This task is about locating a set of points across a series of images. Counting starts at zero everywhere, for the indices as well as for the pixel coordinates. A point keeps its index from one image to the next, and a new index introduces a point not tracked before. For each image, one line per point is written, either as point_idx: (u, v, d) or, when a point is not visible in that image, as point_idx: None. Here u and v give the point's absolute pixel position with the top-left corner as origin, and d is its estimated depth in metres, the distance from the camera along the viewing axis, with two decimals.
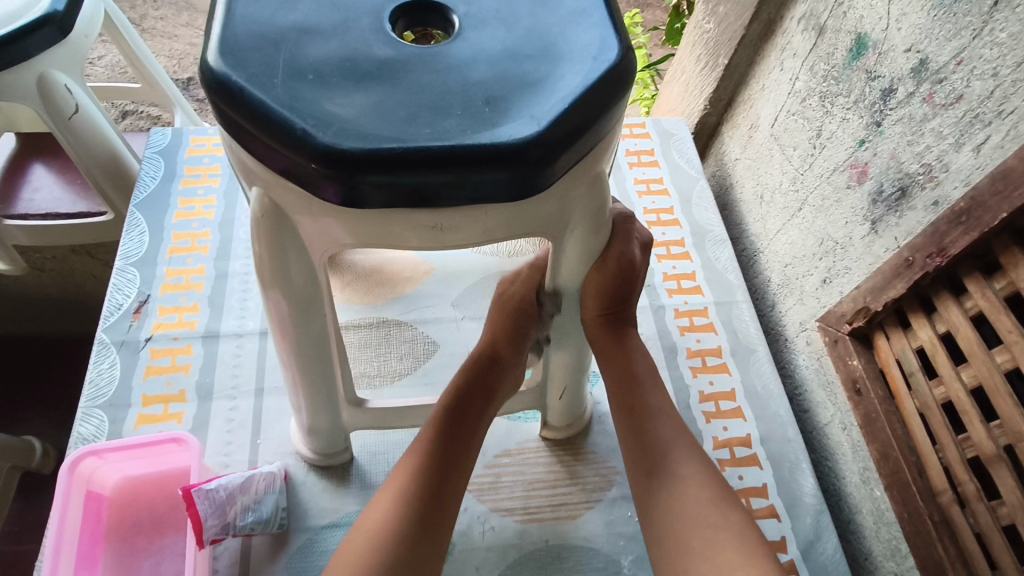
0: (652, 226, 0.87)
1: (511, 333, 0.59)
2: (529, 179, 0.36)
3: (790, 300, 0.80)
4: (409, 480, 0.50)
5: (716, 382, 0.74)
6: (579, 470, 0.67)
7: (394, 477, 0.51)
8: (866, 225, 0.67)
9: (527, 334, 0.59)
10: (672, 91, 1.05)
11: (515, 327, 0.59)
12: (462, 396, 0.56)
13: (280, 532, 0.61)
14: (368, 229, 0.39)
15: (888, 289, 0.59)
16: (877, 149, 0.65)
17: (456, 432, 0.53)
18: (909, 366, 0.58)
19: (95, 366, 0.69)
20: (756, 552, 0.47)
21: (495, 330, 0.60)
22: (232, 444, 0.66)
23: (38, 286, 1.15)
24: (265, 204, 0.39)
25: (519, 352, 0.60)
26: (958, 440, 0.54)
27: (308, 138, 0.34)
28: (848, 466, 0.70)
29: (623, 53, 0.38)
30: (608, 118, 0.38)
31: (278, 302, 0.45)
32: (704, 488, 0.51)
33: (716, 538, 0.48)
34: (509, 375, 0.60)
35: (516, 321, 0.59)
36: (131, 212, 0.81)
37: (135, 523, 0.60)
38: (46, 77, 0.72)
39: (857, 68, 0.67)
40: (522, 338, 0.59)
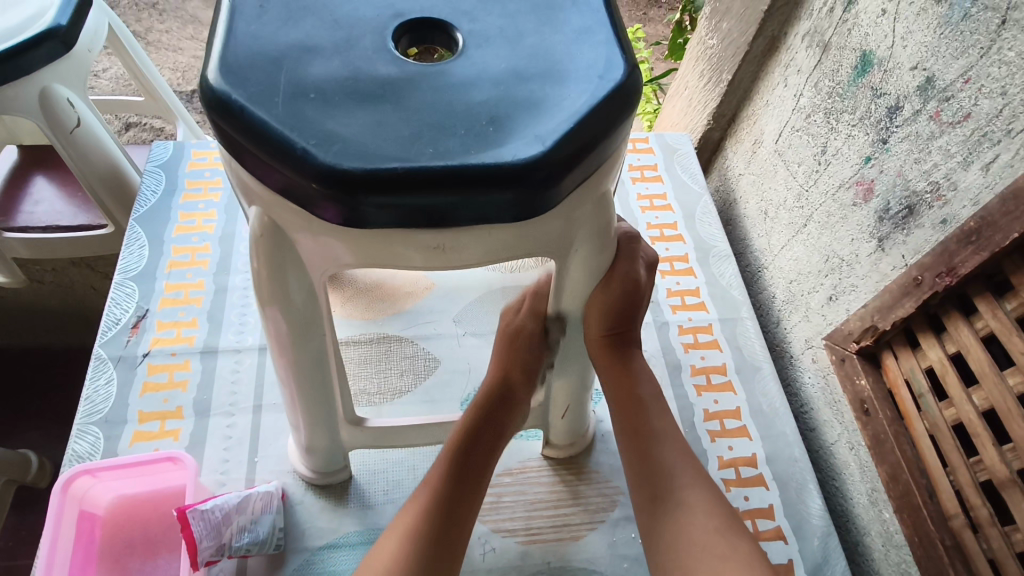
0: (656, 242, 0.87)
1: (522, 361, 0.58)
2: (534, 199, 0.35)
3: (795, 317, 0.80)
4: (417, 517, 0.49)
5: (721, 401, 0.73)
6: (582, 490, 0.66)
7: (402, 517, 0.50)
8: (872, 242, 0.66)
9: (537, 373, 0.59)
10: (675, 106, 1.05)
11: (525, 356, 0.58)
12: (471, 435, 0.55)
13: (277, 553, 0.60)
14: (369, 247, 0.38)
15: (896, 308, 0.58)
16: (883, 166, 0.65)
17: (466, 473, 0.52)
18: (918, 387, 0.57)
19: (91, 382, 0.68)
20: None
21: (506, 361, 0.59)
22: (229, 462, 0.65)
23: (37, 298, 1.14)
24: (264, 222, 0.38)
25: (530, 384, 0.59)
26: (970, 462, 0.53)
27: (309, 157, 0.33)
28: (856, 487, 0.69)
29: (629, 72, 0.38)
30: (614, 137, 0.37)
31: (276, 320, 0.44)
32: (710, 515, 0.50)
33: (724, 566, 0.47)
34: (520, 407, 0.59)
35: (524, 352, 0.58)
36: (132, 226, 0.81)
37: (127, 543, 0.58)
38: (49, 91, 0.72)
39: (862, 85, 0.67)
40: (533, 371, 0.58)
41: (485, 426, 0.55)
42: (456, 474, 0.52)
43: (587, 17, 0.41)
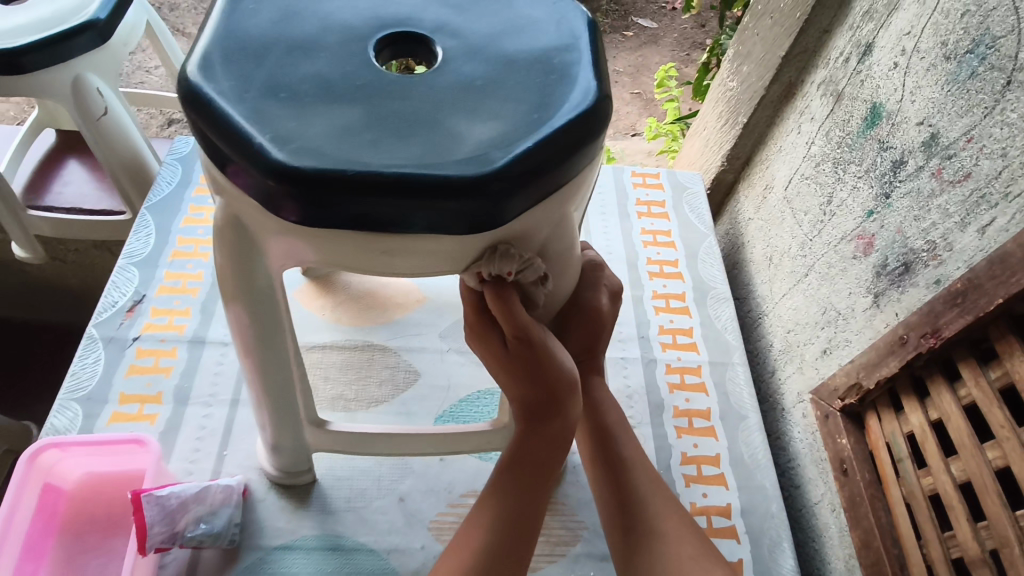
0: (653, 277, 0.86)
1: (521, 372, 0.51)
2: (487, 214, 0.36)
3: (789, 368, 0.77)
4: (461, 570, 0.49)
5: (701, 445, 0.71)
6: (546, 521, 0.64)
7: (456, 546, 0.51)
8: (868, 297, 0.64)
9: (538, 370, 0.50)
10: (693, 145, 1.04)
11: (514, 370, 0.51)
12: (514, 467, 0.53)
13: (231, 547, 0.60)
14: (325, 250, 0.38)
15: (881, 366, 0.56)
16: (884, 221, 0.63)
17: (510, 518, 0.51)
18: (898, 452, 0.55)
19: (80, 359, 0.70)
20: None
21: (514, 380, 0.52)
22: (199, 452, 0.66)
23: (59, 277, 1.19)
24: (228, 215, 0.39)
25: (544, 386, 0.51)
26: (944, 536, 0.50)
27: (264, 153, 0.34)
28: (834, 551, 0.66)
29: (598, 100, 0.38)
30: (577, 160, 0.38)
31: (239, 316, 0.45)
32: (684, 542, 0.49)
33: None
34: (554, 416, 0.52)
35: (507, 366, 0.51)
36: (143, 214, 0.83)
37: (88, 521, 0.59)
38: (80, 79, 0.75)
39: (870, 137, 0.66)
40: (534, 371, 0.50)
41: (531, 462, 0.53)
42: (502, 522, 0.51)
43: (570, 44, 0.41)
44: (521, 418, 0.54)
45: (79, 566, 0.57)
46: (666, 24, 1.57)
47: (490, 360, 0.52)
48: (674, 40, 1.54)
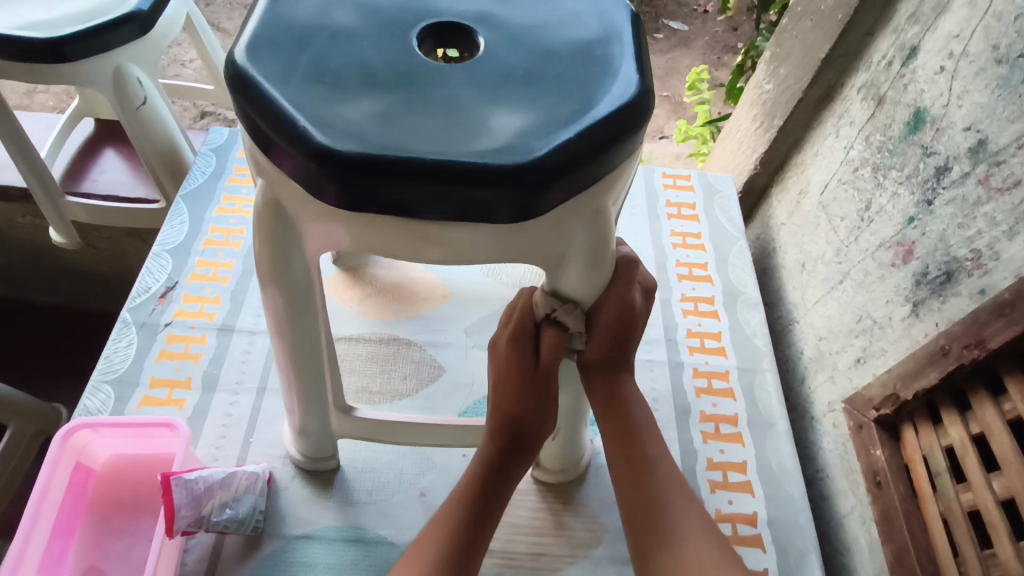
0: (683, 280, 0.85)
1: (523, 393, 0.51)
2: (524, 203, 0.35)
3: (821, 376, 0.76)
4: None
5: (728, 451, 0.70)
6: (568, 521, 0.64)
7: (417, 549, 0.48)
8: (907, 306, 0.63)
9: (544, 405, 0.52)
10: (725, 148, 1.03)
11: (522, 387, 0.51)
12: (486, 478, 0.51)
13: (254, 534, 0.60)
14: (363, 236, 0.39)
15: (920, 377, 0.54)
16: (926, 229, 0.62)
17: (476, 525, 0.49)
18: (935, 465, 0.54)
19: (113, 342, 0.71)
20: None
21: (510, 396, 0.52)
22: (225, 439, 0.66)
23: (92, 264, 1.22)
24: (267, 198, 0.40)
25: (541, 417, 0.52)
26: (983, 554, 0.49)
27: (306, 136, 0.34)
28: (863, 565, 0.64)
29: (640, 93, 0.38)
30: (616, 153, 0.37)
31: (274, 300, 0.45)
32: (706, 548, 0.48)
33: None
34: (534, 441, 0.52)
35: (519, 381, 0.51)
36: (177, 202, 0.84)
37: (116, 502, 0.60)
38: (120, 69, 0.76)
39: (913, 142, 0.64)
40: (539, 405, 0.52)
41: (497, 486, 0.51)
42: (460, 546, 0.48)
43: (612, 37, 0.41)
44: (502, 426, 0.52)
45: (107, 547, 0.58)
46: (698, 27, 1.55)
47: (502, 371, 0.52)
48: (706, 43, 1.52)
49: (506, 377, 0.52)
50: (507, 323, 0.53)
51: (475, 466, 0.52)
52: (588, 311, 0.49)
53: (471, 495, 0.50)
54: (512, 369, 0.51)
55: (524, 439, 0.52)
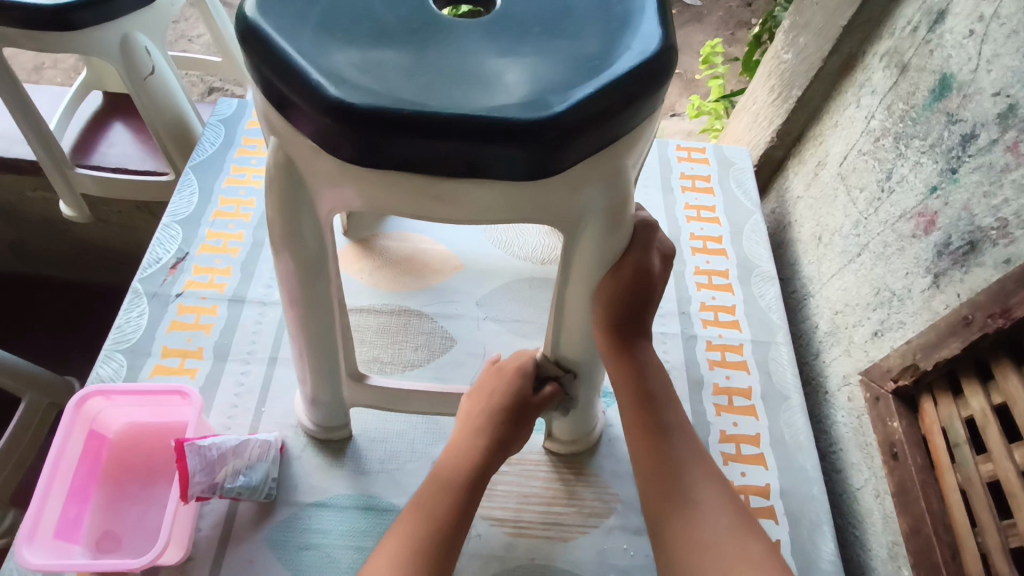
0: (696, 253, 0.83)
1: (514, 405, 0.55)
2: (544, 160, 0.35)
3: (836, 350, 0.75)
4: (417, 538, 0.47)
5: (741, 424, 0.69)
6: (579, 492, 0.64)
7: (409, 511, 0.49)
8: (927, 277, 0.62)
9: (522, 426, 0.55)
10: (740, 121, 1.01)
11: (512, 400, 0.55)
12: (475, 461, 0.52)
13: (267, 502, 0.60)
14: (378, 194, 0.38)
15: (941, 347, 0.53)
16: (949, 198, 0.60)
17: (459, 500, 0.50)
18: (954, 437, 0.53)
19: (125, 312, 0.71)
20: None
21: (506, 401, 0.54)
22: (237, 408, 0.66)
23: (103, 238, 1.22)
24: (279, 156, 0.39)
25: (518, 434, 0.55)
26: (1002, 525, 0.48)
27: (319, 90, 0.33)
28: (877, 538, 0.65)
29: (663, 49, 0.36)
30: (638, 110, 0.36)
31: (286, 265, 0.44)
32: (722, 512, 0.49)
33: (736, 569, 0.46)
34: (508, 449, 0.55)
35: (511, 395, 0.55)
36: (187, 173, 0.84)
37: (130, 468, 0.61)
38: (129, 38, 0.76)
39: (938, 110, 0.63)
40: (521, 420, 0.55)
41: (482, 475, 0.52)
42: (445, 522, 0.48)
43: None
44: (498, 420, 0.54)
45: (121, 513, 0.58)
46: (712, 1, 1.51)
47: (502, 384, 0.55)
48: (719, 18, 1.49)
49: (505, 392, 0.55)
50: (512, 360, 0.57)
51: (458, 452, 0.52)
52: (602, 279, 0.46)
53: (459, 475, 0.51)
54: (516, 390, 0.55)
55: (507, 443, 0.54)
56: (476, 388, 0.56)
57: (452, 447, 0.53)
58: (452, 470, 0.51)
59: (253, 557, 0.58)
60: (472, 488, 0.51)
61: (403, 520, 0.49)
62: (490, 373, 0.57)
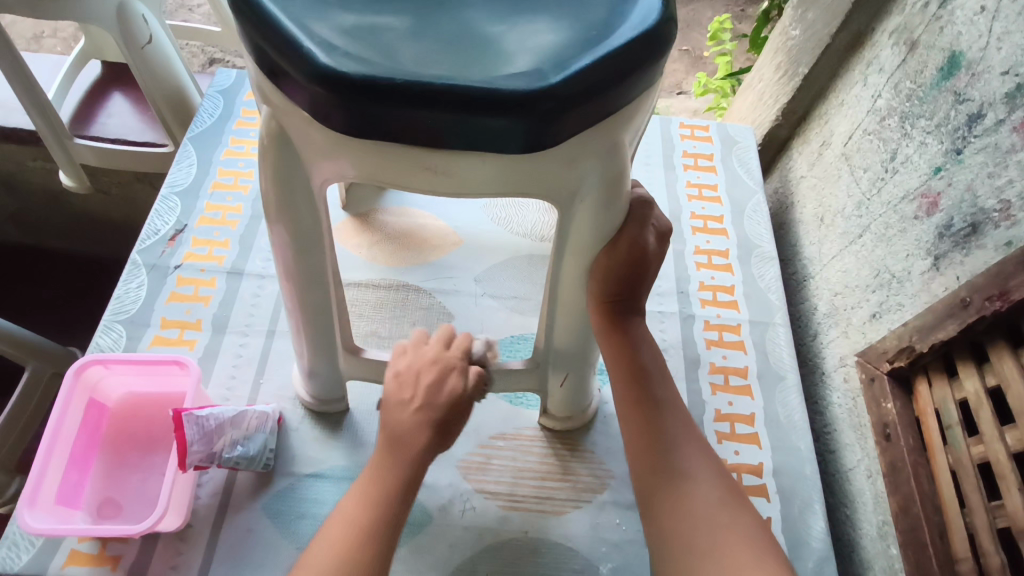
0: (697, 232, 0.83)
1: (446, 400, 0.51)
2: (538, 132, 0.34)
3: (834, 331, 0.75)
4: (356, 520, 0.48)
5: (736, 403, 0.70)
6: (573, 467, 0.64)
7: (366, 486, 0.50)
8: (928, 259, 0.61)
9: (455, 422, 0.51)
10: (746, 99, 1.00)
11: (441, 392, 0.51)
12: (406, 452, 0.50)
13: (265, 471, 0.61)
14: (370, 164, 0.38)
15: (938, 329, 0.53)
16: (953, 179, 0.60)
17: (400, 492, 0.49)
18: (948, 418, 0.53)
19: (124, 283, 0.71)
20: (765, 551, 0.46)
21: (436, 392, 0.51)
22: (236, 379, 0.67)
23: (103, 210, 1.22)
24: (272, 127, 0.38)
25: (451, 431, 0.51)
26: (990, 506, 0.48)
27: (311, 58, 0.33)
28: (866, 518, 0.65)
29: (664, 20, 0.36)
30: (636, 84, 0.36)
31: (281, 237, 0.44)
32: (712, 486, 0.50)
33: (724, 540, 0.47)
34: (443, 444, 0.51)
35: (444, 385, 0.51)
36: (185, 144, 0.83)
37: (130, 437, 0.61)
38: (125, 5, 0.78)
39: (945, 89, 0.62)
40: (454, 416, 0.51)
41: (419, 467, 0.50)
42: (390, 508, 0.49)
43: None
44: (432, 417, 0.50)
45: (121, 480, 0.59)
46: None
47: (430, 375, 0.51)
48: None
49: (435, 383, 0.51)
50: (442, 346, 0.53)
51: (394, 454, 0.50)
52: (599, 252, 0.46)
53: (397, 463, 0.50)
54: (445, 385, 0.51)
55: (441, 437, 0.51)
56: (404, 376, 0.52)
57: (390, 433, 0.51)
58: (389, 459, 0.50)
59: (250, 525, 0.59)
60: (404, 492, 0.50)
61: (360, 493, 0.50)
62: (418, 358, 0.52)
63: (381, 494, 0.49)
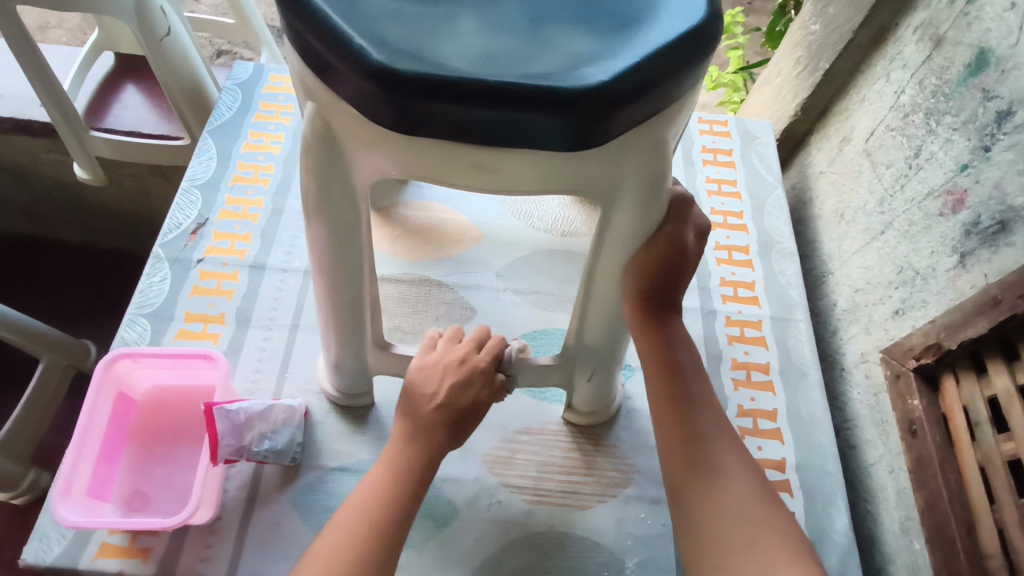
0: (717, 228, 0.83)
1: (464, 406, 0.51)
2: (586, 130, 0.34)
3: (855, 327, 0.75)
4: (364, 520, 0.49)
5: (759, 399, 0.70)
6: (598, 462, 0.65)
7: (374, 484, 0.51)
8: (954, 256, 0.61)
9: (464, 427, 0.52)
10: (763, 94, 1.00)
11: (458, 394, 0.51)
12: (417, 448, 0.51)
13: (292, 465, 0.62)
14: (413, 161, 0.38)
15: (967, 327, 0.53)
16: (980, 177, 0.60)
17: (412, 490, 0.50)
18: (976, 415, 0.53)
19: (147, 277, 0.71)
20: (797, 551, 0.47)
21: (459, 395, 0.51)
22: (260, 373, 0.67)
23: (115, 202, 1.22)
24: (316, 122, 0.38)
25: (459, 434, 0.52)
26: (1021, 502, 0.49)
27: (362, 55, 0.33)
28: (888, 512, 0.66)
29: (710, 17, 0.36)
30: (682, 83, 0.36)
31: (318, 233, 0.44)
32: (745, 484, 0.50)
33: (757, 536, 0.48)
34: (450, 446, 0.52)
35: (461, 388, 0.52)
36: (204, 137, 0.83)
37: (157, 430, 0.61)
38: None
39: (973, 86, 0.62)
40: (466, 421, 0.52)
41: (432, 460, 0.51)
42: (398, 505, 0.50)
43: None
44: (447, 418, 0.51)
45: (149, 472, 0.59)
46: None
47: (450, 377, 0.52)
48: None
49: (456, 384, 0.51)
50: (468, 347, 0.54)
51: (409, 450, 0.51)
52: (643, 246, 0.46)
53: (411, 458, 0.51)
54: (468, 389, 0.52)
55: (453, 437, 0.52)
56: (429, 372, 0.52)
57: (404, 426, 0.52)
58: (398, 455, 0.51)
59: (279, 518, 0.59)
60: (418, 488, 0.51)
61: (361, 494, 0.50)
62: (448, 358, 0.53)
63: (393, 484, 0.50)
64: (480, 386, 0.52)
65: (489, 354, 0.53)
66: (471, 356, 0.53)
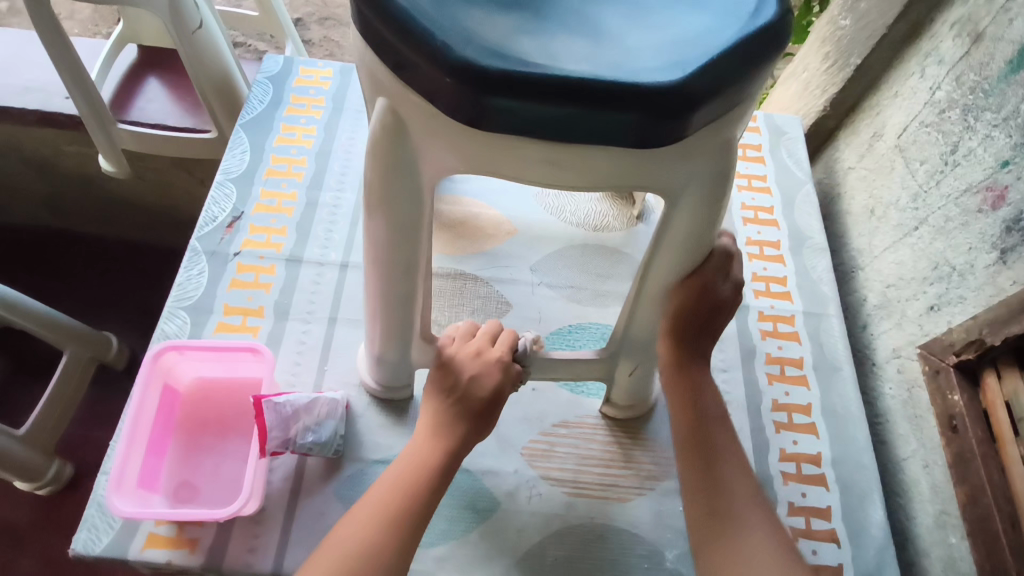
0: (748, 223, 0.83)
1: (483, 397, 0.52)
2: (661, 128, 0.35)
3: (887, 323, 0.76)
4: (394, 498, 0.49)
5: (793, 394, 0.70)
6: (636, 455, 0.65)
7: (407, 463, 0.51)
8: (993, 253, 0.62)
9: (484, 418, 0.53)
10: (790, 89, 1.00)
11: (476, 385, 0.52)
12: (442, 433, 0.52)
13: (335, 457, 0.62)
14: (483, 157, 0.38)
15: (1011, 323, 0.54)
16: (1022, 173, 0.60)
17: (440, 473, 0.51)
18: (1019, 410, 0.54)
19: (185, 270, 0.71)
20: None
21: (472, 386, 0.52)
22: (300, 366, 0.67)
23: (136, 194, 1.22)
24: (387, 118, 0.38)
25: (480, 425, 0.53)
26: None
27: (444, 51, 0.33)
28: (922, 507, 0.66)
29: (781, 15, 0.36)
30: (753, 81, 0.36)
31: (378, 228, 0.45)
32: (767, 534, 0.51)
33: None
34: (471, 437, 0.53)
35: (479, 380, 0.52)
36: (237, 131, 0.83)
37: (201, 422, 0.62)
38: None
39: (1015, 82, 0.62)
40: (483, 412, 0.53)
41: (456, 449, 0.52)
42: (428, 486, 0.50)
43: None
44: (467, 409, 0.52)
45: (196, 464, 0.60)
46: None
47: (468, 370, 0.53)
48: None
49: (472, 377, 0.53)
50: (482, 340, 0.55)
51: (423, 453, 0.52)
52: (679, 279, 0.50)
53: (441, 443, 0.52)
54: (485, 380, 0.53)
55: (474, 427, 0.53)
56: (445, 366, 0.54)
57: (432, 413, 0.53)
58: (432, 436, 0.52)
59: (324, 509, 0.60)
60: (432, 490, 0.50)
61: (394, 472, 0.51)
62: (464, 350, 0.54)
63: (426, 464, 0.51)
64: (496, 376, 0.53)
65: (503, 345, 0.54)
66: (485, 349, 0.54)
